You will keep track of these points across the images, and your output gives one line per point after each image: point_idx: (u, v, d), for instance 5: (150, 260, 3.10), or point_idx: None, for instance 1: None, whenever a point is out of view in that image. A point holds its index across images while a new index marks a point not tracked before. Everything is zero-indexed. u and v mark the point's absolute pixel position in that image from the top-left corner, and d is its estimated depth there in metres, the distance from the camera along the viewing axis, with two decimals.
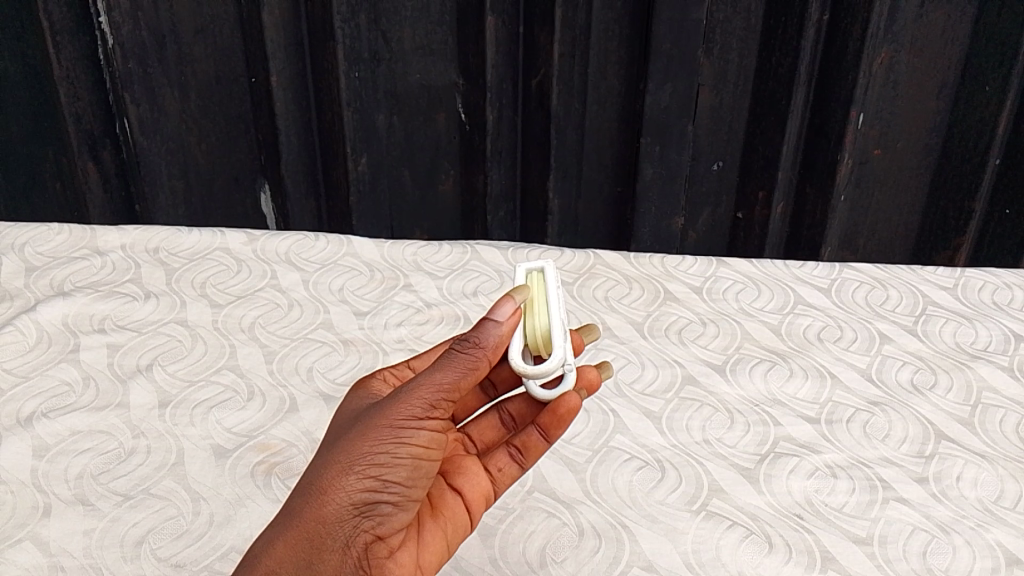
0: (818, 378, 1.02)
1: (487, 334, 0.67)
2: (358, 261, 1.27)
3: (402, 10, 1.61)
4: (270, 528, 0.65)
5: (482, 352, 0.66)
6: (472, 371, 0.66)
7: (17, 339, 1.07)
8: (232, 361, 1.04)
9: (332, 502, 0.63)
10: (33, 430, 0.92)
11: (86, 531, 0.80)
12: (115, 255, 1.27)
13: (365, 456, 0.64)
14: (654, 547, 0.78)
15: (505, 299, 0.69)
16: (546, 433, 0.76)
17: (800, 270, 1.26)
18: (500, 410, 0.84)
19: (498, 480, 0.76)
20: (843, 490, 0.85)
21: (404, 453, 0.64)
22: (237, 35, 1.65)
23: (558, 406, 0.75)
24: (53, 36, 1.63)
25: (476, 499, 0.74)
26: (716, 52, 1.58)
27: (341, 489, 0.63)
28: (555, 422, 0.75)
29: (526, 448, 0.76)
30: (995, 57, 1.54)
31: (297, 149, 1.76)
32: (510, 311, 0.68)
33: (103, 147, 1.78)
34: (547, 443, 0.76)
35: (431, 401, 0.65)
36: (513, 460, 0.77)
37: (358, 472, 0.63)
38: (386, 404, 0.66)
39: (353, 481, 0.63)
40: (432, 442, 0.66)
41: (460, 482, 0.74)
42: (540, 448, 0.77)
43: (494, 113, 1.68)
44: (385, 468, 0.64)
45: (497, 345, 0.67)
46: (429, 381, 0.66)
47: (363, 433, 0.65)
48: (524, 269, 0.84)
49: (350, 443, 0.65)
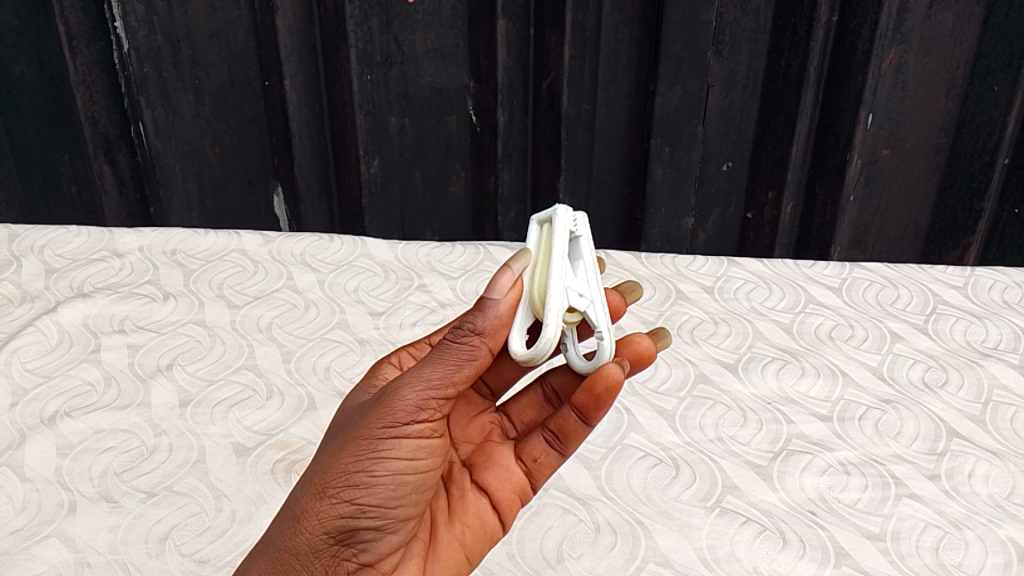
0: (830, 377, 1.03)
1: (483, 321, 0.65)
2: (373, 262, 1.28)
3: (413, 14, 1.62)
4: (255, 553, 0.67)
5: (478, 340, 0.65)
6: (468, 364, 0.65)
7: (39, 340, 1.08)
8: (251, 361, 1.06)
9: (306, 530, 0.64)
10: (56, 429, 0.94)
11: (111, 527, 0.82)
12: (134, 258, 1.29)
13: (340, 478, 0.64)
14: (670, 543, 0.80)
15: (501, 270, 0.67)
16: (584, 417, 0.74)
17: (811, 270, 1.27)
18: (544, 385, 0.85)
19: (535, 470, 0.77)
20: (855, 487, 0.86)
21: (383, 471, 0.64)
22: (251, 39, 1.67)
23: (596, 385, 0.72)
24: (70, 40, 1.65)
25: (505, 496, 0.75)
26: (725, 54, 1.60)
27: (315, 516, 0.64)
28: (593, 403, 0.73)
29: (564, 434, 0.76)
30: (1005, 58, 1.55)
31: (310, 151, 1.77)
32: (509, 283, 0.66)
33: (119, 151, 1.80)
34: (587, 426, 0.75)
35: (416, 404, 0.65)
36: (551, 447, 0.76)
37: (332, 497, 0.64)
38: (368, 413, 0.66)
39: (327, 507, 0.64)
40: (415, 453, 0.65)
41: (487, 480, 0.76)
42: (579, 432, 0.75)
43: (505, 114, 1.70)
44: (362, 490, 0.64)
45: (496, 329, 0.66)
46: (411, 385, 0.65)
47: (340, 451, 0.65)
48: (535, 223, 0.80)
49: (326, 463, 0.65)
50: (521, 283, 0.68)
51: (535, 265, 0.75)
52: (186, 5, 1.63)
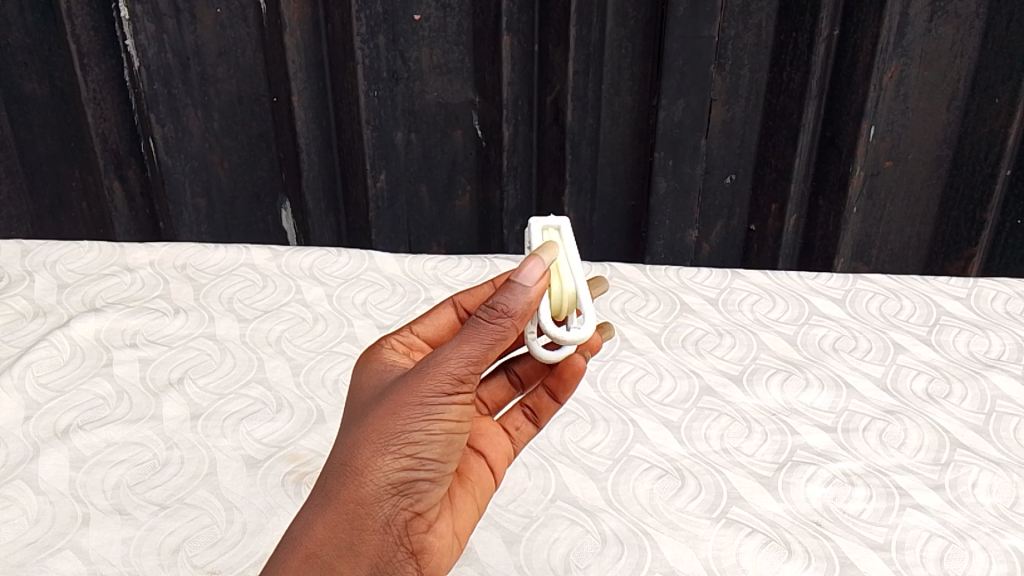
0: (834, 388, 1.04)
1: (515, 301, 0.65)
2: (380, 276, 1.30)
3: (419, 31, 1.65)
4: (305, 509, 0.66)
5: (510, 320, 0.65)
6: (500, 341, 0.65)
7: (52, 354, 1.10)
8: (260, 374, 1.07)
9: (368, 483, 0.64)
10: (70, 442, 0.95)
11: (124, 539, 0.83)
12: (144, 272, 1.31)
13: (398, 434, 0.64)
14: (676, 554, 0.80)
15: (530, 259, 0.67)
16: (555, 395, 0.84)
17: (814, 281, 1.28)
18: (508, 371, 0.88)
19: (516, 439, 0.82)
20: (859, 498, 0.87)
21: (437, 430, 0.65)
22: (260, 57, 1.70)
23: (565, 370, 0.83)
24: (81, 58, 1.67)
25: (499, 458, 0.79)
26: (728, 68, 1.61)
27: (377, 471, 0.64)
28: (563, 384, 0.84)
29: (538, 408, 0.83)
30: (1006, 69, 1.56)
31: (317, 165, 1.80)
32: (539, 273, 0.66)
33: (129, 167, 1.83)
34: (557, 403, 0.84)
35: (460, 374, 0.65)
36: (528, 419, 0.83)
37: (393, 453, 0.64)
38: (411, 379, 0.66)
39: (389, 462, 0.64)
40: (463, 415, 0.66)
41: (484, 445, 0.78)
42: (552, 408, 0.84)
43: (511, 129, 1.72)
44: (419, 447, 0.65)
45: (525, 310, 0.65)
46: (456, 354, 0.65)
47: (391, 413, 0.65)
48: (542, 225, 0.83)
49: (380, 420, 0.65)
50: (547, 275, 0.68)
51: (558, 262, 0.78)
52: (196, 24, 1.65)
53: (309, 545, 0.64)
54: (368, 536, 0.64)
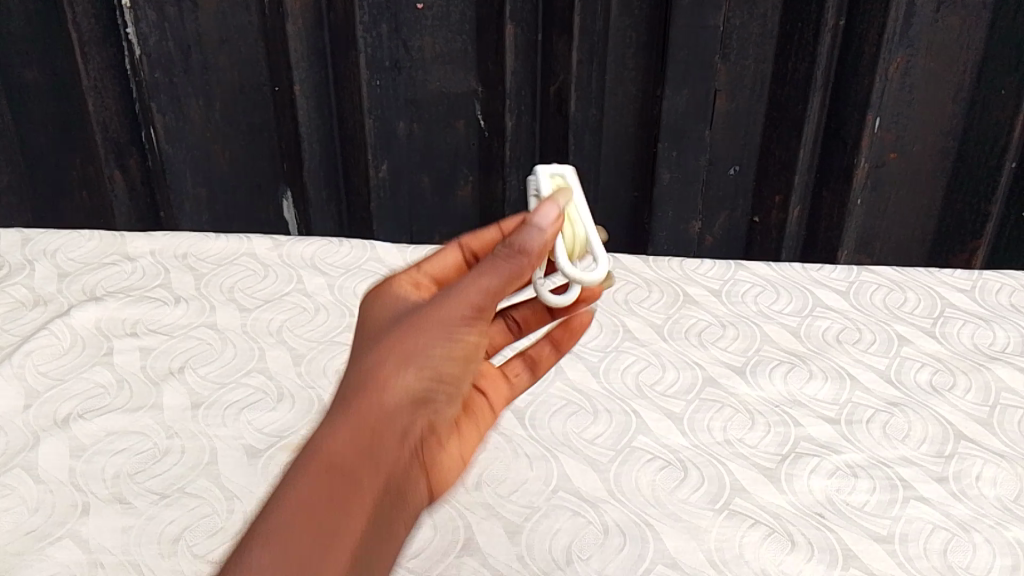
0: (838, 380, 1.03)
1: (533, 239, 0.66)
2: (382, 266, 1.29)
3: (422, 19, 1.64)
4: (299, 460, 0.53)
5: (528, 257, 0.65)
6: (519, 270, 0.65)
7: (51, 343, 1.10)
8: (261, 364, 1.06)
9: (391, 397, 0.57)
10: (69, 431, 0.95)
11: (124, 528, 0.82)
12: (145, 261, 1.31)
13: (418, 351, 0.59)
14: (678, 545, 0.80)
15: (547, 203, 0.70)
16: (557, 346, 0.87)
17: (818, 273, 1.27)
18: (506, 317, 0.88)
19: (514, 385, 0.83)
20: (863, 489, 0.87)
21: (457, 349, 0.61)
22: (262, 44, 1.69)
23: (572, 320, 0.88)
24: (82, 46, 1.67)
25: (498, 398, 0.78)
26: (732, 58, 1.60)
27: (399, 382, 0.58)
28: (567, 335, 0.88)
29: (539, 357, 0.86)
30: (1013, 61, 1.55)
31: (318, 154, 1.78)
32: (554, 215, 0.69)
33: (129, 155, 1.82)
34: (558, 354, 0.87)
35: (479, 299, 0.62)
36: (526, 368, 0.85)
37: (415, 367, 0.59)
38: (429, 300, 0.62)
39: (410, 378, 0.58)
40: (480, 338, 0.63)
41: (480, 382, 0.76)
42: (552, 359, 0.87)
43: (513, 120, 1.71)
44: (441, 363, 0.60)
45: (541, 248, 0.67)
46: (474, 282, 0.63)
47: (409, 330, 0.60)
48: (546, 173, 0.84)
49: (398, 336, 0.60)
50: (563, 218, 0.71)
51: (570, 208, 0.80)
52: (197, 12, 1.65)
53: (324, 466, 0.52)
54: (390, 462, 0.56)
